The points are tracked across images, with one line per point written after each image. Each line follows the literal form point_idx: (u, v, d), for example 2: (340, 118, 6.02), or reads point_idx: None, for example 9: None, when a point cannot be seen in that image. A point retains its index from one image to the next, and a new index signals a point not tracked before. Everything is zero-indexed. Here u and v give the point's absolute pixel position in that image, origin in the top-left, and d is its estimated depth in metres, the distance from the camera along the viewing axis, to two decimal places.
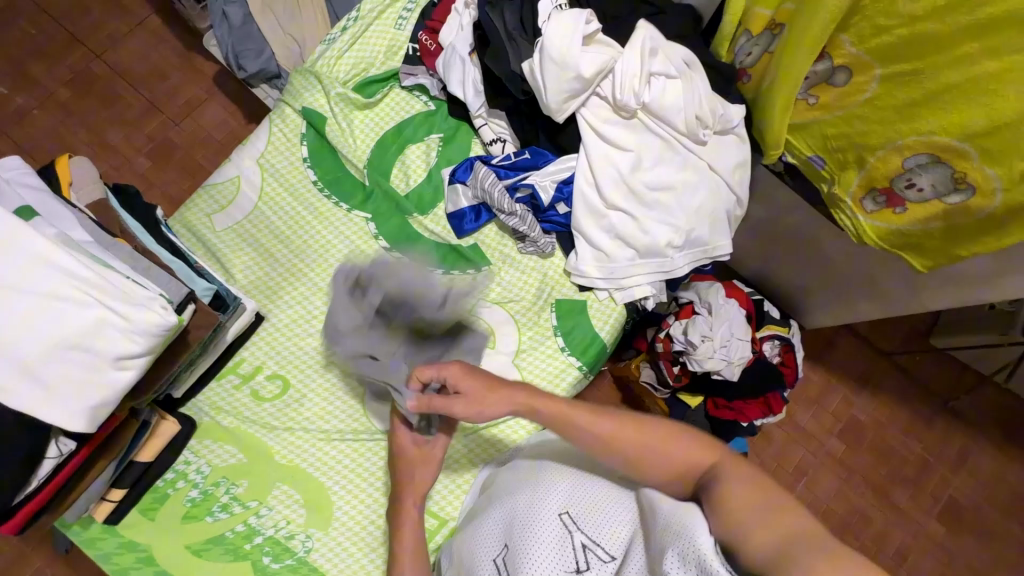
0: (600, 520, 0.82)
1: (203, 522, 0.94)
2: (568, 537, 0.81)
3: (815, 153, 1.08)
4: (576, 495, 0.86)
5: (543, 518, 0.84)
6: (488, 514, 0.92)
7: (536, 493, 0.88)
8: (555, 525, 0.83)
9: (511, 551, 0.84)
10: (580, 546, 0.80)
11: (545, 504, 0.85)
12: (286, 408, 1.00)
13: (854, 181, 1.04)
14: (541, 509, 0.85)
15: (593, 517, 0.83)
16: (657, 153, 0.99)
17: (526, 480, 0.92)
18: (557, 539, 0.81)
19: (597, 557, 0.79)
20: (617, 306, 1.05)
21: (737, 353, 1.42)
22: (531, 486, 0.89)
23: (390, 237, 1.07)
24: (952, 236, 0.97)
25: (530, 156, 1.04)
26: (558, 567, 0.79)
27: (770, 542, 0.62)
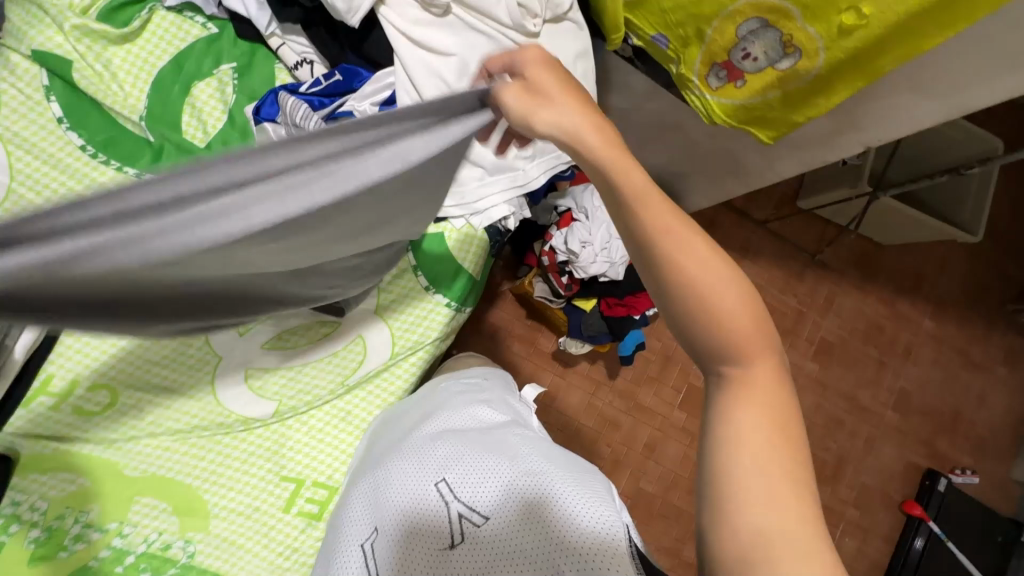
0: (476, 482, 0.71)
1: (57, 559, 0.83)
2: (441, 507, 0.70)
3: (657, 31, 1.03)
4: (454, 451, 0.76)
5: (417, 488, 0.73)
6: (361, 489, 0.79)
7: (409, 459, 0.77)
8: (430, 497, 0.71)
9: (388, 524, 0.72)
10: (455, 516, 0.69)
11: (419, 473, 0.74)
12: (123, 418, 0.87)
13: (696, 58, 1.01)
14: (416, 481, 0.74)
15: (474, 470, 0.73)
16: (484, 54, 0.86)
17: (402, 442, 0.81)
18: (431, 510, 0.70)
19: (470, 524, 0.68)
20: (477, 231, 0.99)
21: (618, 253, 1.43)
22: (409, 450, 0.78)
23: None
24: (791, 106, 0.99)
25: (342, 77, 0.89)
26: (429, 544, 0.68)
27: (761, 507, 0.47)
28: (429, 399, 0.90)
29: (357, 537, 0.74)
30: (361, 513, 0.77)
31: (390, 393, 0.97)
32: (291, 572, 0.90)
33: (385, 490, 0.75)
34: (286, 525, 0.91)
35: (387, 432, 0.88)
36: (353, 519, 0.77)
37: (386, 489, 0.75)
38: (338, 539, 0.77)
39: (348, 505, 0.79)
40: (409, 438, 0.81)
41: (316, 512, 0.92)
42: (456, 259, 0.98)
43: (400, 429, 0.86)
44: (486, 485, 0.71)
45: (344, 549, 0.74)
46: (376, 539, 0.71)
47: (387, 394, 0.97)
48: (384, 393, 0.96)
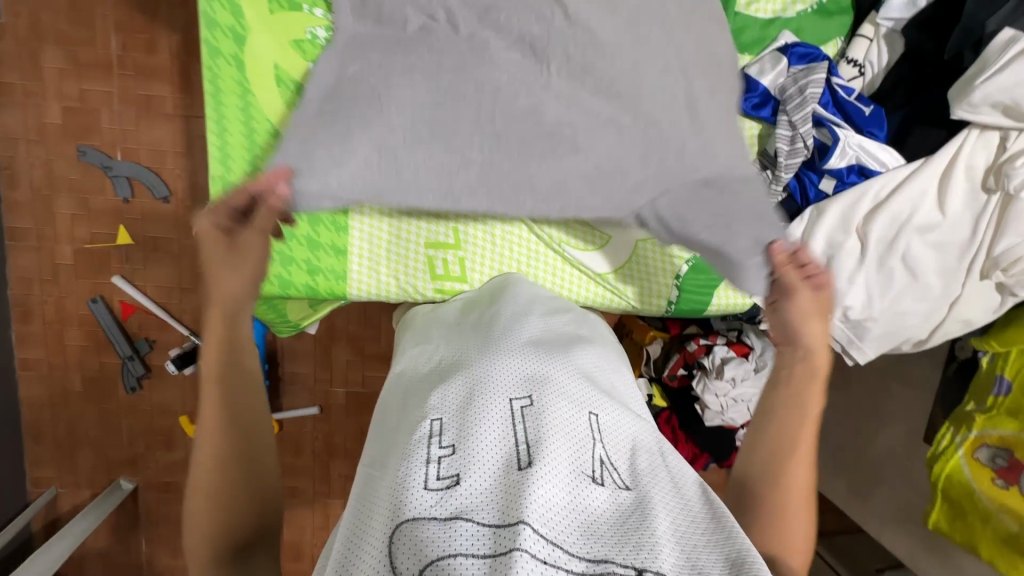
0: (623, 445, 0.66)
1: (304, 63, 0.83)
2: (593, 436, 0.64)
3: (1008, 377, 0.99)
4: (612, 398, 0.71)
5: (573, 401, 0.67)
6: (506, 351, 0.71)
7: (572, 369, 0.71)
8: (584, 420, 0.65)
9: (537, 409, 0.64)
10: (599, 458, 0.62)
11: (579, 391, 0.68)
12: None
13: (1002, 429, 0.98)
14: (574, 394, 0.67)
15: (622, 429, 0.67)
16: (949, 242, 0.84)
17: (565, 348, 0.74)
18: (582, 434, 0.63)
19: (614, 475, 0.62)
20: (749, 296, 0.97)
21: (734, 414, 1.38)
22: (571, 361, 0.72)
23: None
24: (995, 541, 0.96)
25: (869, 112, 0.84)
26: (572, 462, 0.60)
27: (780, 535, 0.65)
28: (583, 322, 0.86)
29: (499, 394, 0.66)
30: (505, 370, 0.69)
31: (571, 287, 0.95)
32: (371, 275, 0.91)
33: (547, 378, 0.68)
34: (413, 253, 0.91)
35: (533, 315, 0.80)
36: (497, 372, 0.68)
37: (547, 378, 0.68)
38: (469, 376, 0.69)
39: (496, 354, 0.72)
40: (571, 347, 0.76)
41: (437, 271, 0.92)
42: (717, 290, 0.96)
43: (557, 330, 0.79)
44: (636, 452, 0.65)
45: (482, 392, 0.65)
46: (522, 413, 0.63)
47: (571, 241, 0.94)
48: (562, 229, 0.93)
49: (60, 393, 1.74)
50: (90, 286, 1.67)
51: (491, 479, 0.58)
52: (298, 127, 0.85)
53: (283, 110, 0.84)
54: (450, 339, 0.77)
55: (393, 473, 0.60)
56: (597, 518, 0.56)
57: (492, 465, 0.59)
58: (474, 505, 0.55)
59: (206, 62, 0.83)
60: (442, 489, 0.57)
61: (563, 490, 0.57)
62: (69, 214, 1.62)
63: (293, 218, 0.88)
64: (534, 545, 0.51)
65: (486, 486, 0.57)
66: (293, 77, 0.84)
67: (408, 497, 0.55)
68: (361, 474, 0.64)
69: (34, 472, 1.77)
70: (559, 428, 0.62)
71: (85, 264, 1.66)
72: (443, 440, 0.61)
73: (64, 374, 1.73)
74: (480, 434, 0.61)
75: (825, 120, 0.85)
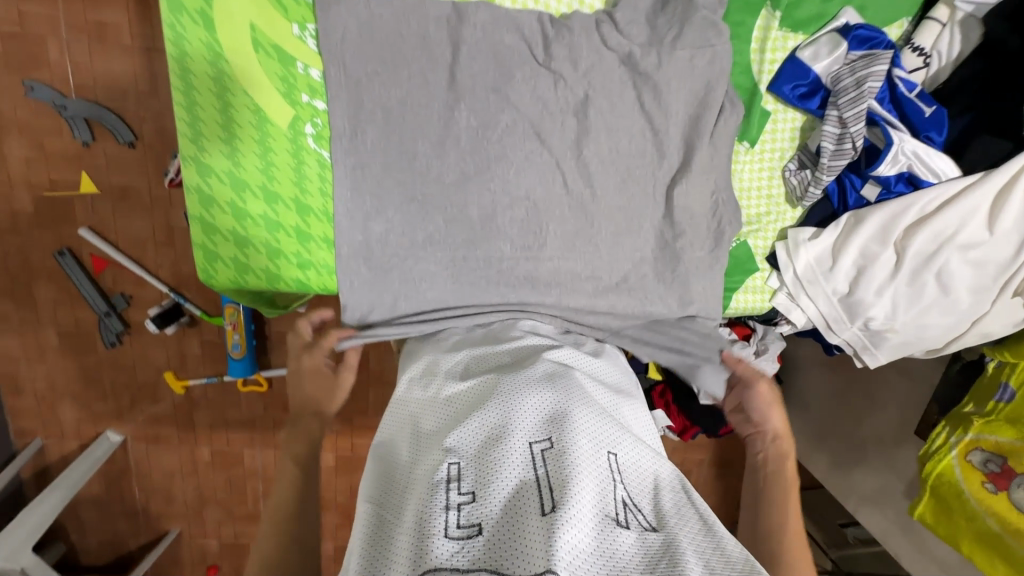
0: (646, 486, 0.63)
1: (287, 26, 0.71)
2: (614, 476, 0.61)
3: (1013, 385, 0.99)
4: (631, 437, 0.69)
5: (593, 438, 0.63)
6: (521, 388, 0.68)
7: (591, 403, 0.68)
8: (605, 459, 0.62)
9: (556, 448, 0.61)
10: (622, 500, 0.59)
11: (598, 428, 0.65)
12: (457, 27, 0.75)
13: (998, 435, 1.00)
14: (594, 432, 0.64)
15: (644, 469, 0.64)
16: (989, 260, 0.79)
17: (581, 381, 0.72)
18: (604, 474, 0.60)
19: (638, 516, 0.59)
20: (768, 301, 0.92)
21: None
22: (589, 396, 0.69)
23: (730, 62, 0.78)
24: (978, 540, 1.00)
25: (930, 113, 0.75)
26: (596, 505, 0.57)
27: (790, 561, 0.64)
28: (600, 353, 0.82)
29: (517, 434, 0.63)
30: (522, 407, 0.66)
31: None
32: None
33: (568, 416, 0.65)
34: None
35: (547, 349, 0.77)
36: (515, 410, 0.66)
37: (565, 414, 0.65)
38: (485, 413, 0.66)
39: (513, 388, 0.69)
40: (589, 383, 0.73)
41: None
42: (735, 293, 0.91)
43: (573, 361, 0.76)
44: (658, 491, 0.63)
45: (499, 433, 0.63)
46: (543, 455, 0.61)
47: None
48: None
49: (34, 347, 1.66)
50: (56, 237, 1.55)
51: (511, 523, 0.55)
52: (281, 102, 0.73)
53: (263, 82, 0.72)
54: (463, 373, 0.74)
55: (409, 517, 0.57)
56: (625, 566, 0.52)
57: (512, 509, 0.56)
58: (497, 557, 0.52)
59: (168, 20, 0.69)
60: (461, 536, 0.54)
61: (589, 539, 0.54)
62: (24, 157, 1.46)
63: (279, 207, 0.78)
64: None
65: (508, 534, 0.54)
66: (273, 42, 0.71)
67: (427, 548, 0.53)
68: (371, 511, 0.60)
69: (15, 424, 1.72)
70: (582, 468, 0.59)
71: (47, 213, 1.52)
72: (461, 485, 0.59)
73: (38, 329, 1.64)
74: (498, 479, 0.58)
75: (880, 118, 0.75)
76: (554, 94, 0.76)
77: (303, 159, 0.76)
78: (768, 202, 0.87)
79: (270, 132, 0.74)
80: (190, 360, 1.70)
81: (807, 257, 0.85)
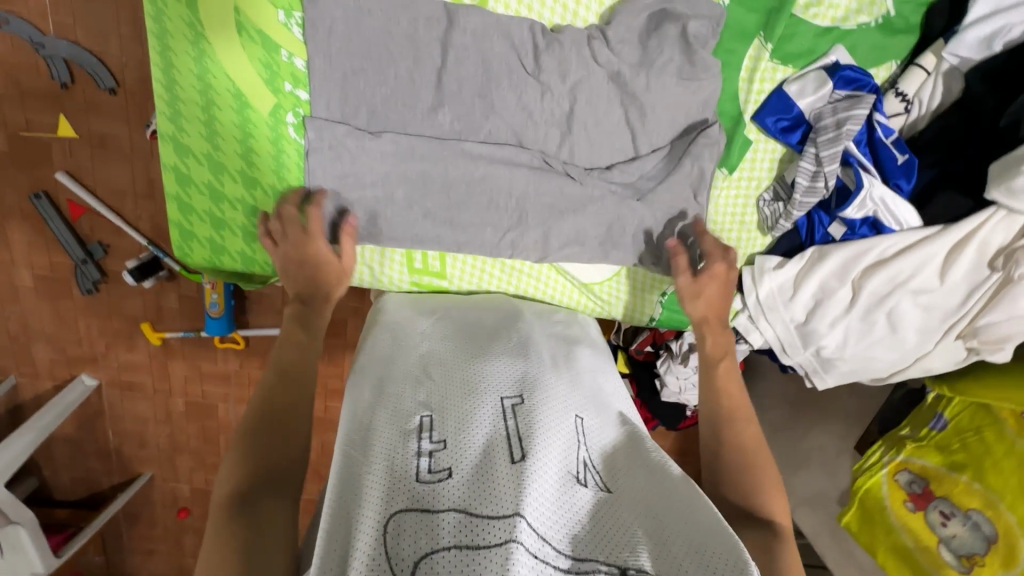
0: (607, 454, 0.65)
1: (273, 11, 0.69)
2: (577, 440, 0.64)
3: (947, 416, 1.06)
4: (592, 408, 0.71)
5: (560, 405, 0.66)
6: (494, 358, 0.71)
7: (559, 375, 0.71)
8: (570, 425, 0.65)
9: (526, 409, 0.63)
10: (584, 462, 0.62)
11: (564, 398, 0.68)
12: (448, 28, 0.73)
13: (925, 459, 1.07)
14: (560, 401, 0.67)
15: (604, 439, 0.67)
16: (937, 307, 0.83)
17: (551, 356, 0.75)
18: (568, 436, 0.63)
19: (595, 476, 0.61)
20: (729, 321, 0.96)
21: (690, 395, 1.46)
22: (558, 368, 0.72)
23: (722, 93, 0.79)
24: (892, 553, 1.08)
25: (901, 162, 0.77)
26: (561, 462, 0.59)
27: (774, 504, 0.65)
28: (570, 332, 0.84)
29: (489, 394, 0.65)
30: (494, 374, 0.68)
31: (557, 297, 0.91)
32: None
33: (535, 386, 0.67)
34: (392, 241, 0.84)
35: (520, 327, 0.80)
36: (486, 376, 0.68)
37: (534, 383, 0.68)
38: (453, 379, 0.68)
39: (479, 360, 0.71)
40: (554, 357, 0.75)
41: (417, 265, 0.86)
42: None
43: (543, 341, 0.79)
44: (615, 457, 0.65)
45: (471, 392, 0.65)
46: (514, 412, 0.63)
47: (538, 282, 0.89)
48: (531, 271, 0.88)
49: None
50: None
51: (479, 468, 0.56)
52: (263, 88, 0.72)
53: (245, 66, 0.71)
54: (435, 339, 0.75)
55: (379, 462, 0.56)
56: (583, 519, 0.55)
57: (483, 458, 0.57)
58: (467, 497, 0.53)
59: None
60: (433, 479, 0.54)
61: (553, 490, 0.55)
62: None
63: (256, 192, 0.78)
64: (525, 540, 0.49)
65: (478, 477, 0.55)
66: (258, 26, 0.70)
67: (397, 487, 0.53)
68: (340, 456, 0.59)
69: None
70: (548, 429, 0.61)
71: None
72: (432, 435, 0.59)
73: None
74: (469, 431, 0.60)
75: (853, 161, 0.77)
76: (540, 105, 0.76)
77: (282, 147, 0.76)
78: (741, 229, 0.89)
79: (250, 117, 0.73)
80: (168, 313, 1.61)
81: (769, 285, 0.88)
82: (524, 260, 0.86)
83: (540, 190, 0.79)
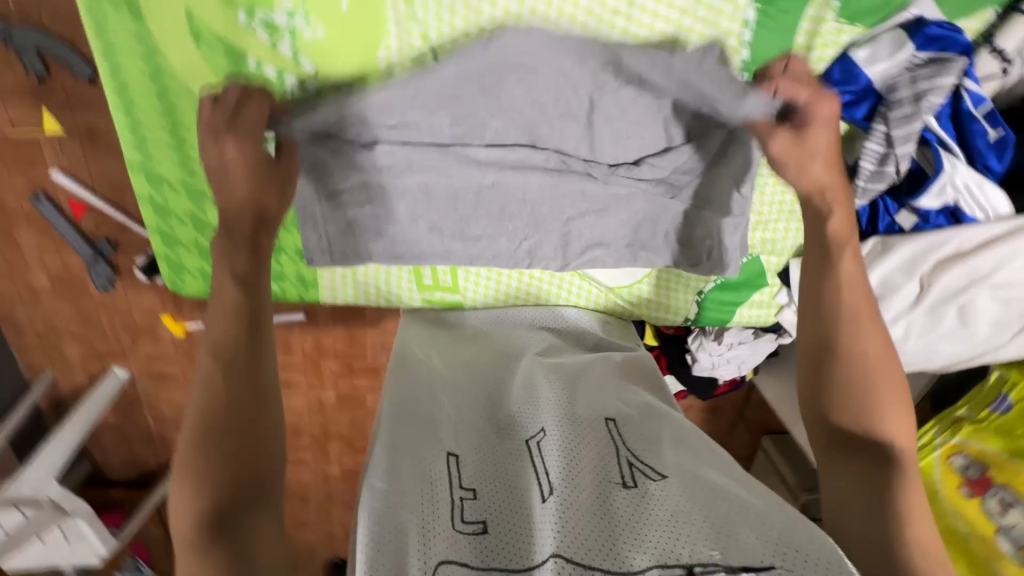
0: (649, 443, 0.61)
1: (230, 13, 0.58)
2: (613, 442, 0.60)
3: (1011, 398, 0.99)
4: (623, 401, 0.67)
5: (583, 414, 0.63)
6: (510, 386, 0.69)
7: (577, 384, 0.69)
8: (600, 427, 0.62)
9: (550, 435, 0.60)
10: (625, 460, 0.58)
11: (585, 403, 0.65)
12: (444, 17, 0.60)
13: (985, 444, 1.00)
14: (584, 407, 0.64)
15: (639, 430, 0.63)
16: (1019, 300, 0.73)
17: (566, 371, 0.72)
18: (600, 439, 0.60)
19: (645, 474, 0.56)
20: (772, 316, 0.87)
21: (724, 370, 1.38)
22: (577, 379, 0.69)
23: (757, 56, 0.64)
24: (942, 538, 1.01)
25: (994, 138, 0.64)
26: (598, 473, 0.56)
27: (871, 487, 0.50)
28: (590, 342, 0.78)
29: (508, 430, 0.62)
30: (514, 404, 0.66)
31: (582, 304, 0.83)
32: (348, 284, 0.78)
33: (553, 408, 0.64)
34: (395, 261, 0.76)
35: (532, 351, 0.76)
36: (503, 410, 0.66)
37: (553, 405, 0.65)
38: (481, 421, 0.64)
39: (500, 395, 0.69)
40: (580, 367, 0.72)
41: (426, 281, 0.79)
42: (738, 308, 0.86)
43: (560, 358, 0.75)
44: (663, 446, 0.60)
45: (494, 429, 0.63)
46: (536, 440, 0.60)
47: (560, 291, 0.82)
48: (552, 280, 0.81)
49: None
50: None
51: (517, 512, 0.52)
52: None
53: (210, 82, 0.61)
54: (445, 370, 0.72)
55: (413, 497, 0.51)
56: (636, 522, 0.50)
57: (515, 495, 0.54)
58: (507, 545, 0.49)
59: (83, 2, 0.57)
60: (468, 527, 0.50)
61: (593, 508, 0.51)
62: None
63: None
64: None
65: (513, 518, 0.51)
66: (215, 33, 0.58)
67: (433, 535, 0.48)
68: (380, 483, 0.51)
69: None
70: (575, 449, 0.59)
71: None
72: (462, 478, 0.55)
73: None
74: (495, 470, 0.57)
75: (931, 141, 0.65)
76: (554, 96, 0.65)
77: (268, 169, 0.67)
78: (789, 218, 0.78)
79: None
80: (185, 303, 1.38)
81: None
82: (544, 271, 0.79)
83: (556, 198, 0.71)
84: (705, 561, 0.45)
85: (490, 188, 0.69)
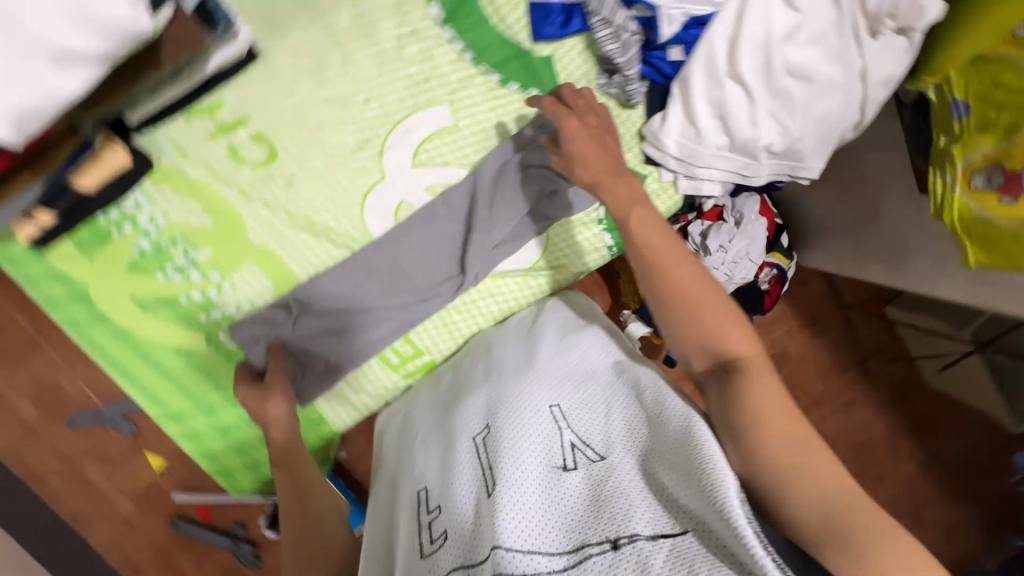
0: (593, 417, 0.60)
1: (153, 278, 0.81)
2: (557, 425, 0.60)
3: (962, 99, 0.84)
4: (573, 380, 0.66)
5: (528, 400, 0.63)
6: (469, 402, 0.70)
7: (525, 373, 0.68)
8: (543, 412, 0.61)
9: (495, 434, 0.61)
10: (568, 442, 0.58)
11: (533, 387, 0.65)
12: (270, 184, 0.81)
13: (983, 147, 0.81)
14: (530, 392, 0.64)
15: (587, 404, 0.62)
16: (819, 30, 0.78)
17: (515, 365, 0.72)
18: (540, 425, 0.60)
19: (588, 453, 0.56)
20: (675, 194, 0.92)
21: (742, 272, 1.34)
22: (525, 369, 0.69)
23: (475, 48, 0.82)
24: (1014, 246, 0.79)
25: None
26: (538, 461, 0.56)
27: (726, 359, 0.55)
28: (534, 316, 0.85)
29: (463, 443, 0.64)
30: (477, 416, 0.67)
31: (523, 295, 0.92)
32: (346, 402, 0.91)
33: (500, 406, 0.64)
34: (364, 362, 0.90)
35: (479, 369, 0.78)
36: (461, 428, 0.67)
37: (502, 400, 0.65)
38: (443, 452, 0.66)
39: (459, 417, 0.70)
40: (523, 359, 0.72)
41: (395, 361, 0.90)
42: None
43: (505, 355, 0.76)
44: (608, 419, 0.60)
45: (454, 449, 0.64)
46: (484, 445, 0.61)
47: (499, 298, 0.92)
48: (485, 294, 0.91)
49: None
50: None
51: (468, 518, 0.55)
52: (190, 331, 0.84)
53: (168, 328, 0.83)
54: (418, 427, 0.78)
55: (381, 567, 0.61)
56: (571, 506, 0.51)
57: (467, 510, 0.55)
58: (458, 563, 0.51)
59: (78, 336, 0.83)
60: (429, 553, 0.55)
61: (531, 496, 0.52)
62: None
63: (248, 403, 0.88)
64: (512, 564, 0.45)
65: (465, 534, 0.54)
66: (153, 295, 0.82)
67: None
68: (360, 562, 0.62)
69: None
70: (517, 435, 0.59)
71: None
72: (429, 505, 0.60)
73: None
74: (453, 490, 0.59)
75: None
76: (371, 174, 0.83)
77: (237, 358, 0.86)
78: (610, 121, 0.88)
79: (199, 357, 0.85)
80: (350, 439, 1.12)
81: (672, 139, 0.86)
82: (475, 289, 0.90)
83: (433, 232, 0.86)
84: (632, 532, 0.45)
85: (385, 257, 0.85)
